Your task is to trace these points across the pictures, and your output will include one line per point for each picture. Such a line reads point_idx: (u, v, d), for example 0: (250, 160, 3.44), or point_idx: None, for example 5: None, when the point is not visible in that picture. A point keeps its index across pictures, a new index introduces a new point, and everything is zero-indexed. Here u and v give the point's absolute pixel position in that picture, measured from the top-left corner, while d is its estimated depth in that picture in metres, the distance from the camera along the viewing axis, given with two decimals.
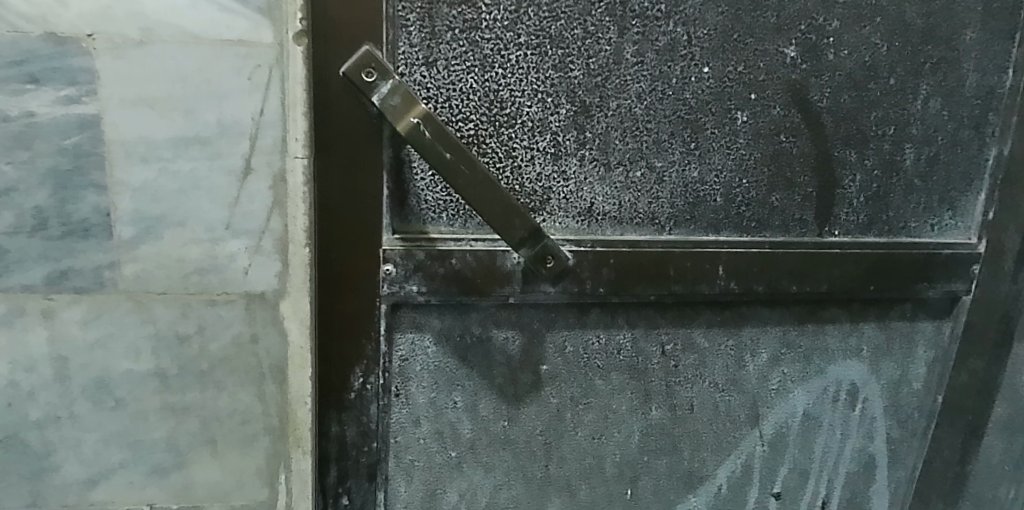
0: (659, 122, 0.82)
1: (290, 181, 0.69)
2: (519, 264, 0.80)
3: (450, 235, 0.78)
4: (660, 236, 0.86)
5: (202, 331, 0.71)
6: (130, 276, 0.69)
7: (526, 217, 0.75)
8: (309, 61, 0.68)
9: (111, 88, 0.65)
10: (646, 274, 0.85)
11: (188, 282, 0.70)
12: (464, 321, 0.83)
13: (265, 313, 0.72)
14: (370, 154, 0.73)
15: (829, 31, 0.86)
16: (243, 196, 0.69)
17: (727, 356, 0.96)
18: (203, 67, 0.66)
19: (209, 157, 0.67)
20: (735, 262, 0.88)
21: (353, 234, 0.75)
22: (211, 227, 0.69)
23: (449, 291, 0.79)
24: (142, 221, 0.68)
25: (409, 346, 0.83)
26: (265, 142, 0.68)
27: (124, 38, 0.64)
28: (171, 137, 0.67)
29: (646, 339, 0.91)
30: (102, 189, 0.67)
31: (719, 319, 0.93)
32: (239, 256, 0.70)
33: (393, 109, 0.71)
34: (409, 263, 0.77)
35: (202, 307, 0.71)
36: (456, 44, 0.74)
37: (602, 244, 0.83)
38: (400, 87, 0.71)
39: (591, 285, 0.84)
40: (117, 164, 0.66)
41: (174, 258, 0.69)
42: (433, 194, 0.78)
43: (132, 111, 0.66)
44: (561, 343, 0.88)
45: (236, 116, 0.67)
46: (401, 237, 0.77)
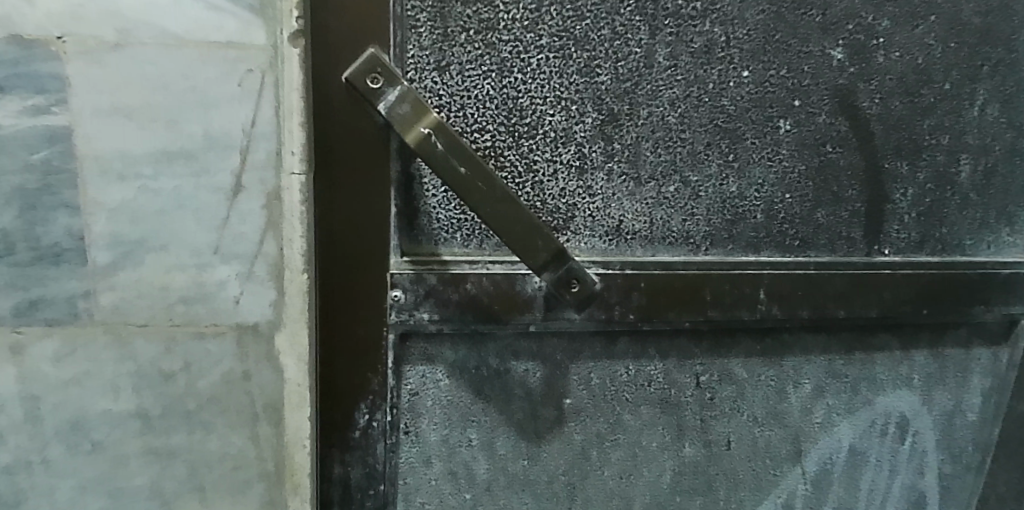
0: (694, 132, 0.75)
1: (287, 200, 0.62)
2: (541, 287, 0.73)
3: (465, 258, 0.71)
4: (695, 257, 0.78)
5: (189, 368, 0.64)
6: (108, 306, 0.62)
7: (549, 238, 0.67)
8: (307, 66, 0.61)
9: (84, 96, 0.58)
10: (681, 299, 0.77)
11: (172, 313, 0.62)
12: (480, 352, 0.76)
13: (259, 348, 0.64)
14: (375, 168, 0.66)
15: (879, 31, 0.78)
16: (233, 216, 0.61)
17: (768, 387, 0.87)
18: (187, 73, 0.59)
19: (195, 173, 0.60)
20: (778, 285, 0.80)
21: (358, 257, 0.68)
22: (197, 252, 0.62)
23: (464, 319, 0.71)
24: (120, 245, 0.61)
25: (419, 379, 0.75)
26: (258, 156, 0.61)
27: (98, 40, 0.57)
28: (152, 151, 0.60)
29: (679, 370, 0.83)
30: (75, 210, 0.60)
31: (759, 348, 0.85)
32: (229, 284, 0.63)
33: (401, 119, 0.64)
34: (420, 288, 0.70)
35: (188, 340, 0.63)
36: (471, 47, 0.67)
37: (632, 267, 0.75)
38: (409, 94, 0.64)
39: (620, 312, 0.76)
40: (92, 181, 0.59)
41: (157, 286, 0.62)
42: (446, 212, 0.70)
43: (108, 122, 0.59)
44: (587, 375, 0.80)
45: (225, 127, 0.60)
46: (411, 259, 0.70)
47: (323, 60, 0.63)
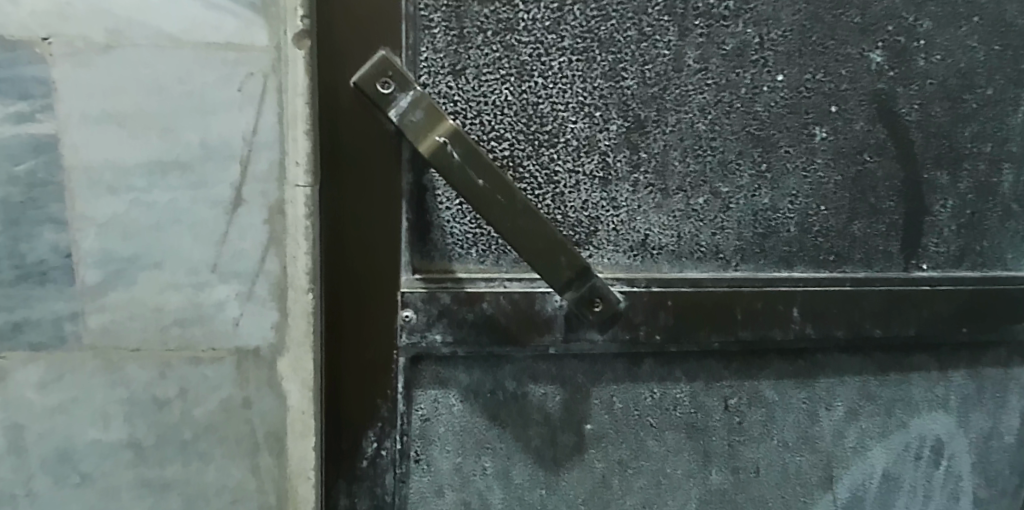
0: (725, 140, 0.70)
1: (291, 214, 0.57)
2: (562, 306, 0.68)
3: (481, 275, 0.66)
4: (725, 273, 0.73)
5: (184, 395, 0.59)
6: (97, 329, 0.57)
7: (572, 254, 0.62)
8: (313, 70, 0.57)
9: (71, 103, 0.53)
10: (709, 318, 0.73)
11: (166, 336, 0.58)
12: (496, 375, 0.71)
13: (259, 373, 0.60)
14: (386, 181, 0.62)
15: (920, 33, 0.74)
16: (233, 232, 0.57)
17: (799, 411, 0.82)
18: (183, 76, 0.54)
19: (192, 185, 0.56)
20: (812, 302, 0.76)
21: (367, 275, 0.63)
22: (193, 270, 0.57)
23: (480, 341, 0.67)
24: (110, 263, 0.56)
25: (431, 404, 0.70)
26: (260, 167, 0.56)
27: (86, 42, 0.53)
28: (146, 162, 0.55)
29: (706, 393, 0.78)
30: (62, 225, 0.55)
31: (791, 369, 0.80)
32: (229, 305, 0.58)
33: (414, 126, 0.59)
34: (433, 308, 0.65)
35: (184, 365, 0.58)
36: (488, 49, 0.62)
37: (658, 284, 0.71)
38: (423, 99, 0.59)
39: (645, 332, 0.71)
40: (81, 194, 0.55)
41: (151, 307, 0.57)
42: (461, 226, 0.65)
43: (98, 130, 0.54)
44: (609, 399, 0.75)
45: (225, 135, 0.55)
46: (423, 277, 0.65)
47: (332, 63, 0.58)
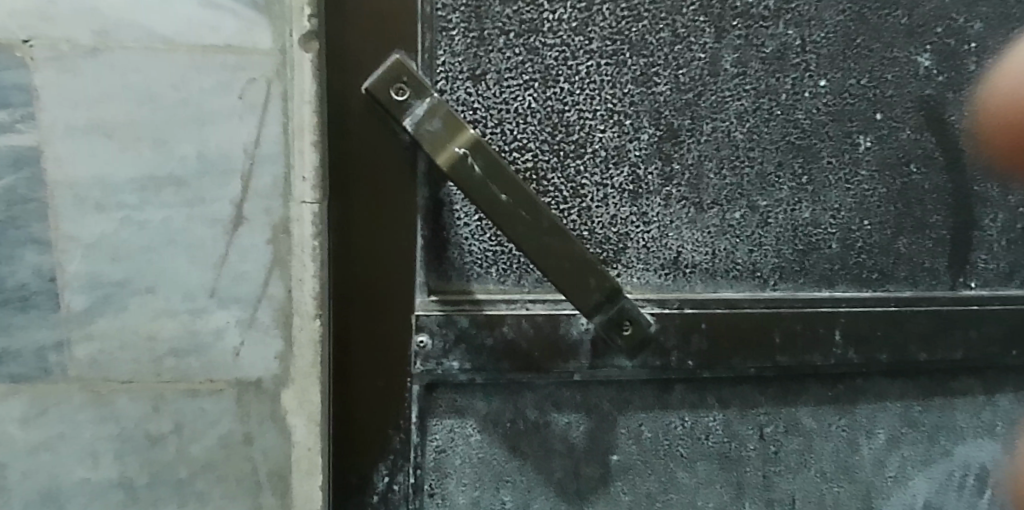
0: (763, 150, 0.65)
1: (296, 233, 0.52)
2: (588, 330, 0.63)
3: (501, 296, 0.62)
4: (762, 293, 0.68)
5: (180, 431, 0.54)
6: (85, 360, 0.52)
7: (602, 275, 0.57)
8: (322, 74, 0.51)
9: (56, 113, 0.49)
10: (745, 342, 0.67)
11: (159, 367, 0.53)
12: (516, 403, 0.66)
13: (261, 407, 0.54)
14: (400, 195, 0.57)
15: (971, 35, 0.69)
16: (233, 253, 0.52)
17: (838, 439, 0.77)
18: (178, 83, 0.49)
19: (187, 202, 0.51)
20: (854, 324, 0.70)
21: (379, 296, 0.58)
22: (190, 295, 0.52)
23: (500, 368, 0.62)
24: (98, 287, 0.51)
25: (446, 434, 0.65)
26: (262, 182, 0.51)
27: (71, 45, 0.48)
28: (137, 177, 0.50)
29: (740, 420, 0.73)
30: (45, 246, 0.50)
31: (831, 395, 0.75)
32: (228, 333, 0.53)
33: (431, 137, 0.54)
34: (449, 332, 0.60)
35: (179, 399, 0.53)
36: (511, 52, 0.57)
37: (691, 305, 0.66)
38: (440, 107, 0.54)
39: (677, 357, 0.66)
40: (66, 213, 0.50)
41: (143, 335, 0.52)
42: (480, 244, 0.60)
43: (85, 142, 0.49)
44: (637, 428, 0.70)
45: (224, 147, 0.50)
46: (439, 298, 0.60)
47: (342, 68, 0.54)
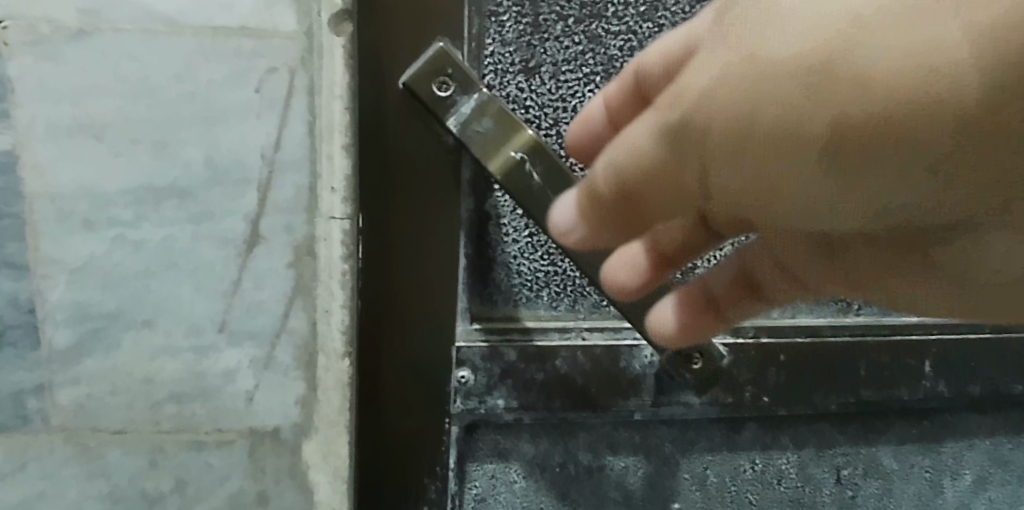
0: None
1: (323, 255, 0.42)
2: (652, 363, 0.52)
3: (554, 324, 0.51)
4: (844, 319, 0.58)
5: (183, 491, 0.44)
6: (70, 407, 0.42)
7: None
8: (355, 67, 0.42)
9: (34, 108, 0.39)
10: (828, 373, 0.57)
11: (158, 415, 0.43)
12: (568, 444, 0.54)
13: (278, 461, 0.44)
14: (441, 209, 0.46)
15: None
16: (248, 278, 0.42)
17: (920, 481, 0.65)
18: (182, 72, 0.39)
19: (193, 218, 0.41)
20: (946, 353, 0.60)
21: (413, 329, 0.47)
22: (195, 329, 0.42)
23: (552, 406, 0.50)
24: (85, 320, 0.41)
25: (487, 481, 0.52)
26: (283, 194, 0.41)
27: (51, 26, 0.38)
28: (130, 187, 0.40)
29: (816, 462, 0.61)
30: (23, 271, 0.40)
31: (915, 432, 0.64)
32: (241, 375, 0.43)
33: (483, 138, 0.45)
34: (495, 367, 0.49)
35: (183, 452, 0.44)
36: (570, 40, 0.47)
37: (767, 334, 0.55)
38: (492, 104, 0.45)
39: (751, 393, 0.56)
40: (46, 230, 0.40)
41: (139, 377, 0.42)
42: (530, 263, 0.50)
43: (67, 145, 0.39)
44: (702, 473, 0.58)
45: (239, 153, 0.41)
46: (483, 327, 0.49)
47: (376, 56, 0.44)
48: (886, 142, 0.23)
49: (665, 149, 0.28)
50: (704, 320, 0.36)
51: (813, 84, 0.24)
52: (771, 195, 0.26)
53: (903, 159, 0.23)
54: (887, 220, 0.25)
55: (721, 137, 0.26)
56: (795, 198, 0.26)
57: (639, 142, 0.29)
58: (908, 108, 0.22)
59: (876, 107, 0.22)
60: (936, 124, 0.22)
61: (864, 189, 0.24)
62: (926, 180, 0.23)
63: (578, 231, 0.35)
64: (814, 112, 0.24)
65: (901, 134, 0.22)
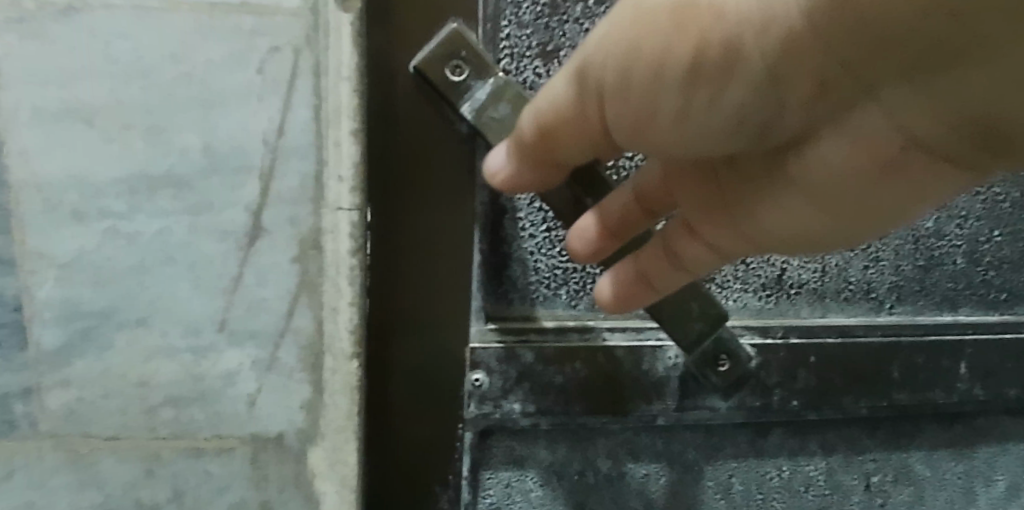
0: None
1: (329, 249, 0.39)
2: (678, 365, 0.47)
3: (574, 323, 0.46)
4: (877, 319, 0.54)
5: (181, 500, 0.41)
6: (59, 412, 0.40)
7: (706, 299, 0.44)
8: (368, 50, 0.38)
9: (19, 92, 0.36)
10: (865, 375, 0.52)
11: (153, 421, 0.40)
12: (587, 451, 0.49)
13: (282, 470, 0.42)
14: (454, 203, 0.41)
15: None
16: (249, 275, 0.39)
17: (953, 488, 0.61)
18: (177, 53, 0.37)
19: (191, 209, 0.38)
20: (984, 353, 0.56)
21: (427, 339, 0.42)
22: (192, 329, 0.39)
23: (571, 411, 0.45)
24: (75, 319, 0.39)
25: (501, 490, 0.48)
26: (287, 183, 0.39)
27: (36, 3, 0.35)
28: (123, 176, 0.37)
29: (845, 469, 0.57)
30: (8, 267, 0.38)
31: (949, 437, 0.60)
32: (242, 377, 0.40)
33: (500, 126, 0.39)
34: (512, 369, 0.44)
35: (180, 459, 0.41)
36: (590, 23, 0.43)
37: (798, 334, 0.51)
38: (510, 87, 0.39)
39: (780, 397, 0.51)
40: (31, 223, 0.37)
41: (132, 380, 0.40)
42: (549, 260, 0.45)
43: (53, 131, 0.37)
44: (727, 481, 0.53)
45: (239, 139, 0.38)
46: (499, 327, 0.44)
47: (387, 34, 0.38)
48: (720, 76, 0.26)
49: (569, 91, 0.30)
50: (637, 291, 0.39)
51: (673, 20, 0.26)
52: (641, 120, 0.29)
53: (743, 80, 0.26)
54: (737, 142, 0.28)
55: (601, 74, 0.28)
56: (662, 126, 0.29)
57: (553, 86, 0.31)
58: (742, 44, 0.25)
59: (710, 45, 0.25)
60: (743, 57, 0.25)
61: (706, 113, 0.27)
62: (752, 97, 0.26)
63: (505, 175, 0.36)
64: (668, 43, 0.26)
65: (724, 64, 0.26)
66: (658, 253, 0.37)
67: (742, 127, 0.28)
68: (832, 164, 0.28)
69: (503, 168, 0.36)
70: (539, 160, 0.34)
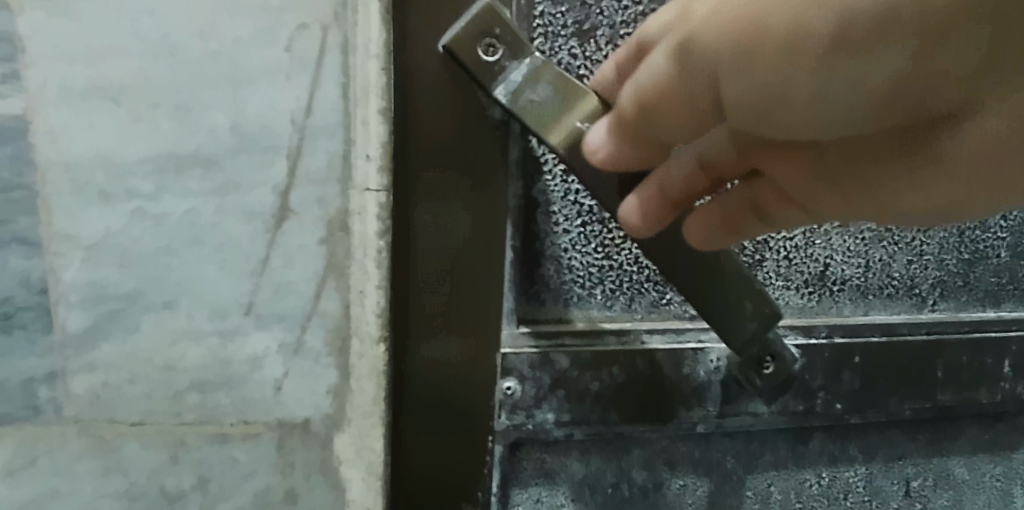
0: None
1: (357, 230, 0.39)
2: (719, 369, 0.46)
3: (613, 325, 0.45)
4: (921, 317, 0.53)
5: (205, 488, 0.41)
6: (85, 397, 0.39)
7: (761, 296, 0.42)
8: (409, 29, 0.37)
9: (48, 69, 0.36)
10: (909, 374, 0.51)
11: (179, 406, 0.40)
12: (621, 462, 0.47)
13: (308, 455, 0.41)
14: (485, 192, 0.40)
15: None
16: (276, 257, 0.39)
17: (992, 492, 0.59)
18: (205, 30, 0.36)
19: (219, 189, 0.38)
20: None
21: (463, 333, 0.41)
22: (220, 311, 0.39)
23: (607, 420, 0.44)
24: (102, 301, 0.38)
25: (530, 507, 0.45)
26: (314, 163, 0.38)
27: None
28: (151, 155, 0.37)
29: (885, 474, 0.55)
30: (35, 248, 0.37)
31: (989, 438, 0.58)
32: (268, 362, 0.40)
33: (536, 110, 0.38)
34: (544, 376, 0.42)
35: (205, 445, 0.40)
36: (629, 0, 0.43)
37: (842, 333, 0.50)
38: (549, 70, 0.38)
39: (824, 400, 0.49)
40: (58, 202, 0.37)
41: (159, 364, 0.39)
42: (584, 257, 0.44)
43: (82, 110, 0.36)
44: (766, 490, 0.51)
45: (267, 119, 0.37)
46: (531, 330, 0.43)
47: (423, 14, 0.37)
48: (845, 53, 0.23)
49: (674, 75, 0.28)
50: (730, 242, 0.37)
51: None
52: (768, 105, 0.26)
53: (886, 52, 0.23)
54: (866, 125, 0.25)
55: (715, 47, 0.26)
56: (784, 112, 0.26)
57: (654, 64, 0.29)
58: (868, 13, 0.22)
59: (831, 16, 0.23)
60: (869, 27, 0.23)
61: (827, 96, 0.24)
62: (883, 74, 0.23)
63: (607, 152, 0.34)
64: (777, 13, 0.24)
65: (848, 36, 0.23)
66: (754, 222, 0.35)
67: (892, 108, 0.24)
68: (998, 146, 0.24)
69: (606, 146, 0.34)
70: (639, 151, 0.33)
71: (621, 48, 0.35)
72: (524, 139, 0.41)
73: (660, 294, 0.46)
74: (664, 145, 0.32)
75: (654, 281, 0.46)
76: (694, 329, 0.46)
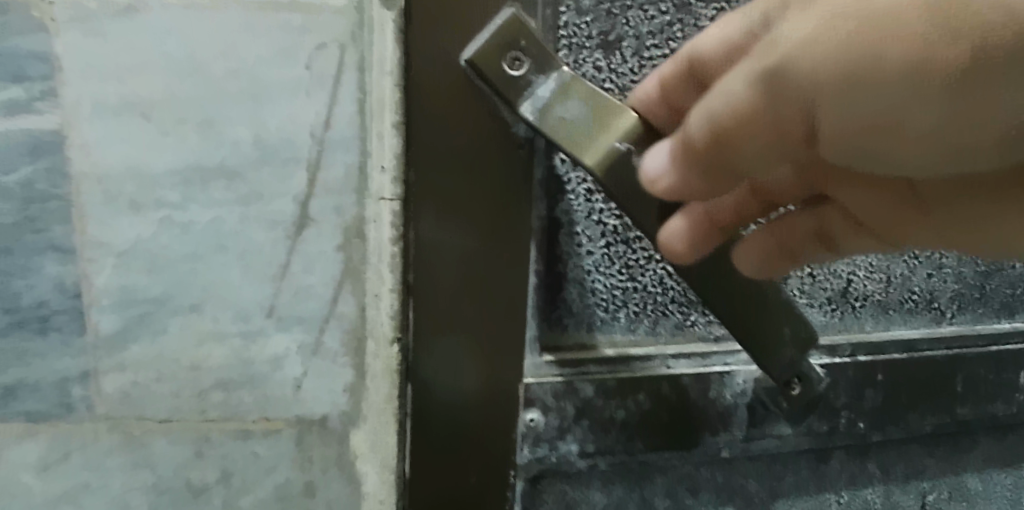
0: None
1: (372, 236, 0.41)
2: (745, 392, 0.43)
3: (636, 353, 0.42)
4: (938, 330, 0.51)
5: (229, 481, 0.43)
6: (115, 395, 0.41)
7: (800, 322, 0.41)
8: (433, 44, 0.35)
9: (82, 87, 0.38)
10: (929, 390, 0.49)
11: (204, 403, 0.42)
12: None
13: (326, 450, 0.43)
14: (509, 216, 0.38)
15: None
16: (296, 261, 0.41)
17: None
18: (230, 49, 0.38)
19: (243, 199, 0.40)
20: None
21: (480, 363, 0.39)
22: (243, 314, 0.41)
23: (632, 448, 0.41)
24: (132, 305, 0.40)
25: None
26: (333, 174, 0.40)
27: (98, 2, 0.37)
28: (178, 167, 0.39)
29: None
30: (69, 255, 0.40)
31: None
32: (289, 362, 0.42)
33: (568, 128, 0.35)
34: (568, 406, 0.40)
35: (229, 441, 0.43)
36: (656, 9, 0.39)
37: (865, 351, 0.47)
38: (578, 83, 0.35)
39: (848, 420, 0.47)
40: (90, 211, 0.39)
41: (185, 364, 0.41)
42: (606, 278, 0.41)
43: (114, 125, 0.38)
44: None
45: (287, 132, 0.40)
46: (555, 359, 0.41)
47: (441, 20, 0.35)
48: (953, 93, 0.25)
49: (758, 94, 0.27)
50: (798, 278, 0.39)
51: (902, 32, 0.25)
52: (882, 132, 0.26)
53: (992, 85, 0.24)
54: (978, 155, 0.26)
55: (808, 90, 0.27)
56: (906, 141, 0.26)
57: (734, 86, 0.28)
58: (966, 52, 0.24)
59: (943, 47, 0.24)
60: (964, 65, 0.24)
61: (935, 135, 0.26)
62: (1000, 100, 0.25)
63: (669, 183, 0.32)
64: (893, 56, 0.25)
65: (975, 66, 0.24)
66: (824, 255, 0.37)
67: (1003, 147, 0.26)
68: None
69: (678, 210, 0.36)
70: (705, 171, 0.30)
71: (666, 74, 0.35)
72: (548, 155, 0.39)
73: (684, 315, 0.44)
74: (743, 170, 0.30)
75: (677, 302, 0.43)
76: (719, 352, 0.44)
